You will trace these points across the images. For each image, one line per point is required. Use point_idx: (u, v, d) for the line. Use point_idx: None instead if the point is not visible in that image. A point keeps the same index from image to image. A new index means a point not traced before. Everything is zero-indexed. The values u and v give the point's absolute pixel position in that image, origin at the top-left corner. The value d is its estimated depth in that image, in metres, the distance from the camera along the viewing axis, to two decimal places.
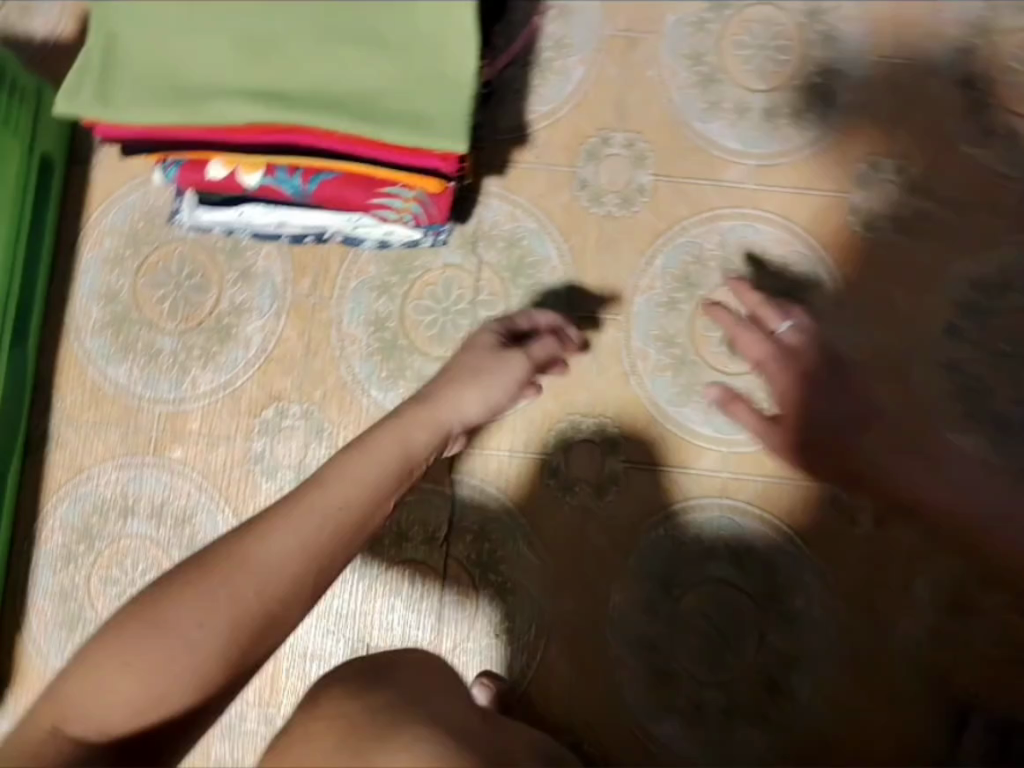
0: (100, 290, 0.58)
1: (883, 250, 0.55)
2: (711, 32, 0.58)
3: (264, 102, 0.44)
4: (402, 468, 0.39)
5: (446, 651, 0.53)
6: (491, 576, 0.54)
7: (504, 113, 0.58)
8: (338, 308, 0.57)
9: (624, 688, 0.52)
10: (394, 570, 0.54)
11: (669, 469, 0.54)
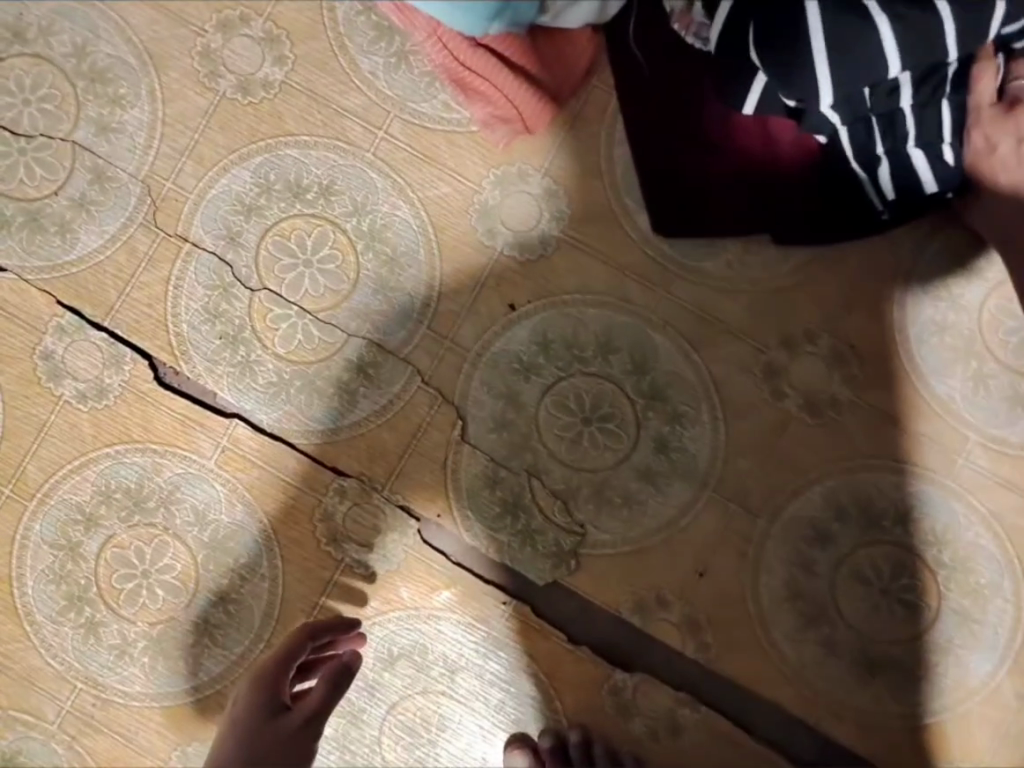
0: (212, 301, 0.74)
1: (605, 358, 0.74)
2: (517, 203, 0.74)
3: (220, 364, 0.74)
4: (443, 642, 0.73)
5: (438, 707, 0.73)
6: (397, 579, 0.73)
7: (218, 265, 0.74)
8: (215, 366, 0.74)
9: (701, 737, 0.72)
10: (462, 645, 0.73)
11: (448, 456, 0.74)
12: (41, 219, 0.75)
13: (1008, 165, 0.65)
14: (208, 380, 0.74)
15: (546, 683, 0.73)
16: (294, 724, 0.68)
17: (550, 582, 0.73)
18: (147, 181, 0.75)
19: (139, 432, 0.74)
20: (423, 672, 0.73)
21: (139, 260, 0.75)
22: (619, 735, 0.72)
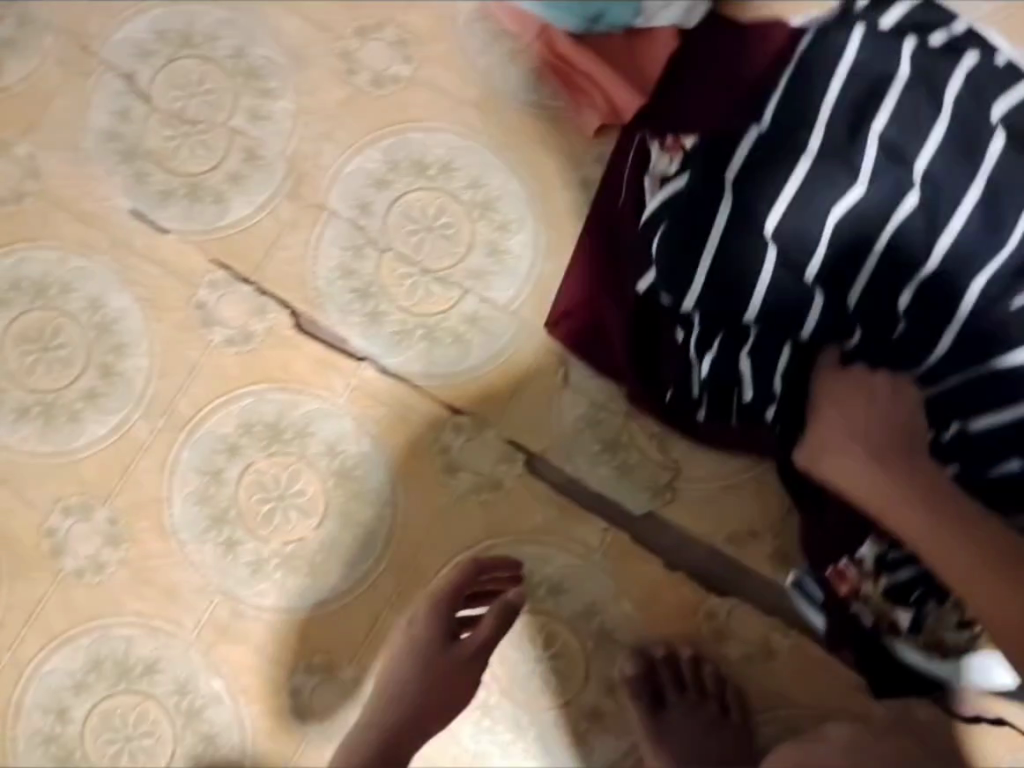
0: (346, 260, 0.85)
1: None
2: None
3: (352, 315, 0.85)
4: (550, 563, 0.81)
5: (547, 620, 0.80)
6: (505, 505, 0.82)
7: (353, 229, 0.86)
8: (348, 316, 0.85)
9: (789, 655, 0.79)
10: (566, 565, 0.80)
11: (554, 396, 0.83)
12: (201, 190, 0.87)
13: (844, 469, 0.71)
14: (342, 328, 0.85)
15: (643, 603, 0.80)
16: (469, 644, 0.78)
17: (647, 511, 0.80)
18: (291, 159, 0.87)
19: (279, 373, 0.84)
20: (537, 590, 0.80)
21: (283, 225, 0.86)
22: (715, 655, 0.79)
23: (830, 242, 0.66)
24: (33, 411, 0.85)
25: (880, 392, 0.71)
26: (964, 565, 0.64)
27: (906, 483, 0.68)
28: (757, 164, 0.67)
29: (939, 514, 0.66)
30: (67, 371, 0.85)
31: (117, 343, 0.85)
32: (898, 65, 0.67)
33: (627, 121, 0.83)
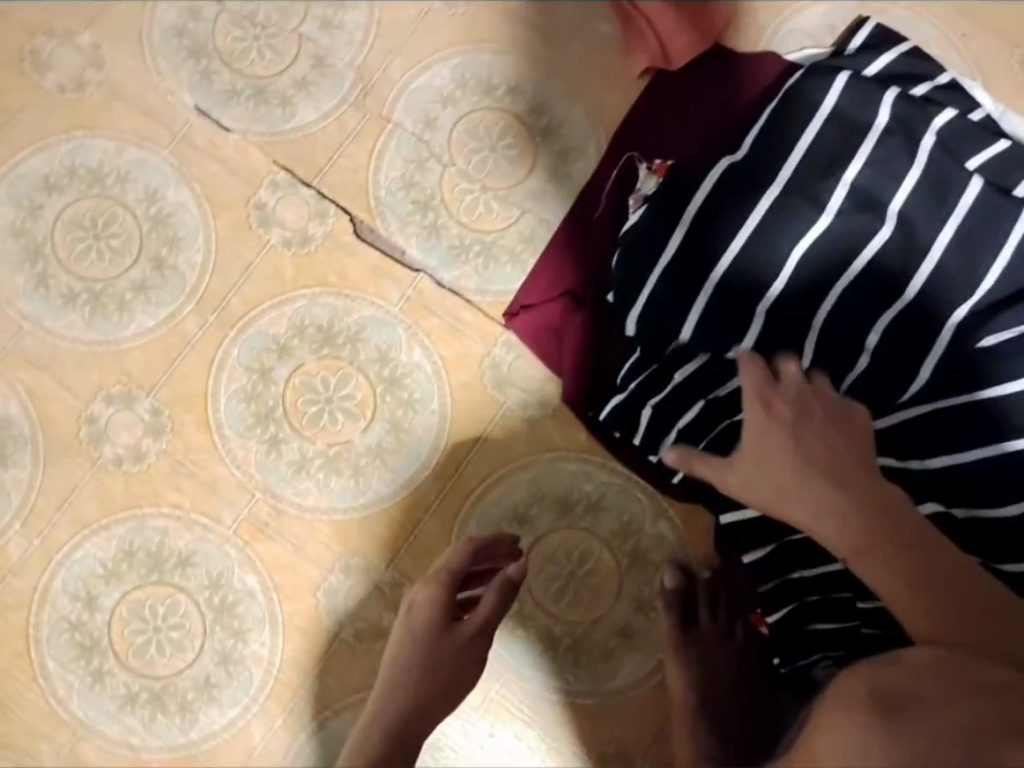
0: (408, 172, 0.86)
1: None
2: None
3: (412, 226, 0.86)
4: (591, 479, 0.83)
5: (586, 534, 0.82)
6: (551, 421, 0.83)
7: (417, 144, 0.87)
8: (407, 228, 0.86)
9: None
10: (608, 481, 0.83)
11: None
12: (267, 93, 0.87)
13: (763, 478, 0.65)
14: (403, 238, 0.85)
15: (679, 522, 0.83)
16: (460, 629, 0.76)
17: None
18: (359, 70, 0.88)
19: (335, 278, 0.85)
20: (578, 504, 0.83)
21: (348, 136, 0.87)
22: (730, 574, 0.81)
23: (794, 271, 0.74)
24: (80, 298, 0.84)
25: (811, 414, 0.65)
26: (903, 581, 0.60)
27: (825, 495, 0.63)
28: (716, 201, 0.76)
29: (870, 526, 0.61)
30: (120, 260, 0.85)
31: (171, 237, 0.85)
32: (875, 115, 0.76)
33: (679, 70, 0.87)
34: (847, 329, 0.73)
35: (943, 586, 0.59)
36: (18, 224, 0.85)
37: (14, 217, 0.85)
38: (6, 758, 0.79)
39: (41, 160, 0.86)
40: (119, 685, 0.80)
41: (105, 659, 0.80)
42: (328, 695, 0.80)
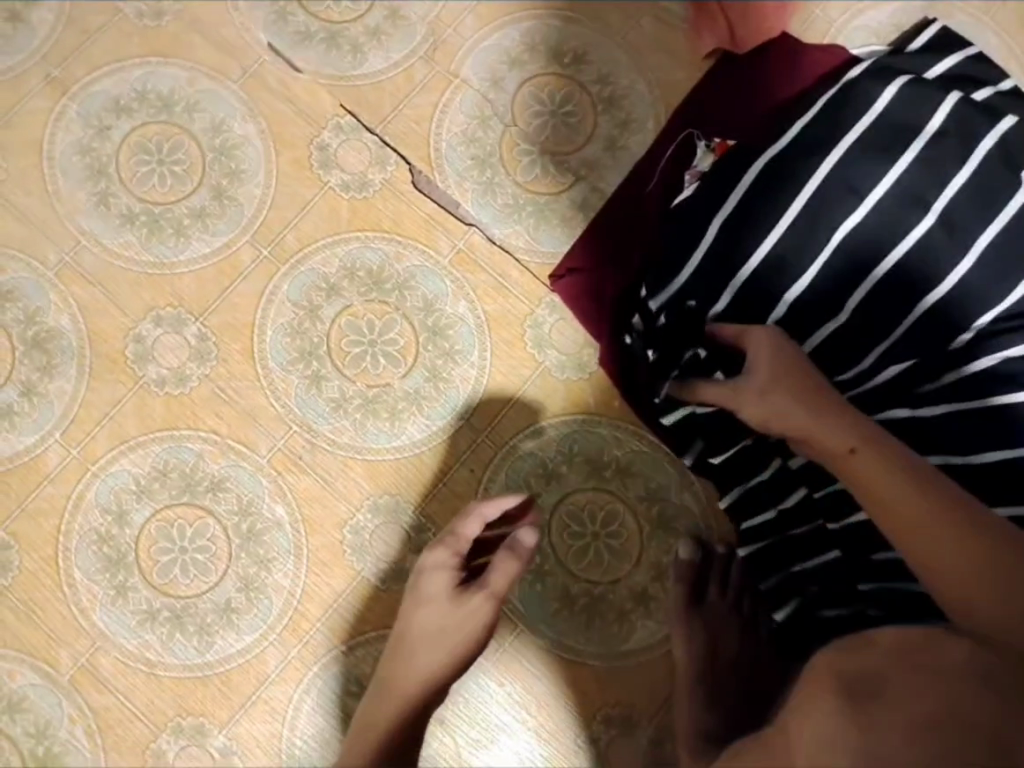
0: (470, 128, 0.88)
1: None
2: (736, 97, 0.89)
3: (469, 181, 0.87)
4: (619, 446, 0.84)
5: (610, 499, 0.83)
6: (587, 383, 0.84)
7: (482, 101, 0.88)
8: (463, 182, 0.87)
9: None
10: (635, 451, 0.84)
11: None
12: (340, 39, 0.89)
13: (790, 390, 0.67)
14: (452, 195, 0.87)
15: (700, 496, 0.84)
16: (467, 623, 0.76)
17: None
18: (431, 24, 0.89)
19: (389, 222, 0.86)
20: (603, 469, 0.84)
21: (414, 87, 0.88)
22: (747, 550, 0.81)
23: (835, 252, 0.74)
24: (138, 220, 0.85)
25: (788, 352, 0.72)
26: (899, 495, 0.63)
27: (821, 410, 0.66)
28: (754, 199, 0.75)
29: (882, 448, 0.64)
30: (181, 187, 0.86)
31: (233, 169, 0.86)
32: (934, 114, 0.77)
33: (743, 55, 0.88)
34: (875, 321, 0.74)
35: (937, 506, 0.62)
36: (85, 142, 0.86)
37: (83, 135, 0.87)
38: (23, 660, 0.80)
39: (114, 83, 0.87)
40: (141, 601, 0.81)
41: (129, 574, 0.81)
42: (345, 630, 0.81)
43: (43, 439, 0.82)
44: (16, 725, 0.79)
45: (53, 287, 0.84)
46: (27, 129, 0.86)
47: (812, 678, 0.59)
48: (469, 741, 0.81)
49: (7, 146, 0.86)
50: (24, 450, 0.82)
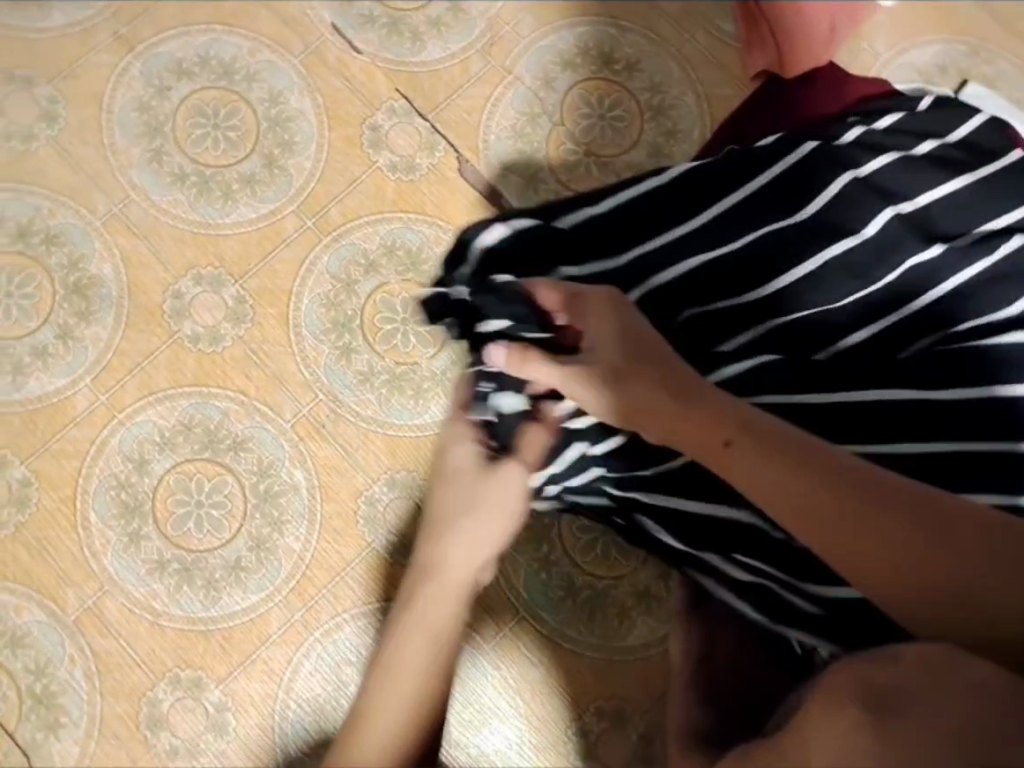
0: (519, 123, 0.90)
1: None
2: None
3: (514, 174, 0.89)
4: None
5: None
6: None
7: (533, 98, 0.91)
8: (508, 175, 0.89)
9: None
10: None
11: None
12: (401, 25, 0.91)
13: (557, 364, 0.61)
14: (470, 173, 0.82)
15: None
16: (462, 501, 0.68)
17: None
18: (492, 20, 0.92)
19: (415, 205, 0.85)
20: None
21: (468, 79, 0.91)
22: None
23: None
24: (188, 179, 0.88)
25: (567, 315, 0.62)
26: (775, 483, 0.52)
27: (676, 390, 0.57)
28: None
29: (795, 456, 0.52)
30: (232, 152, 0.88)
31: (285, 140, 0.89)
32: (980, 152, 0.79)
33: None
34: None
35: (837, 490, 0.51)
36: (145, 100, 0.89)
37: (143, 93, 0.89)
38: (31, 597, 0.81)
39: (178, 46, 0.90)
40: (153, 550, 0.82)
41: (144, 522, 0.83)
42: (350, 598, 0.82)
43: (73, 383, 0.84)
44: (17, 660, 0.80)
45: (98, 236, 0.86)
46: (90, 82, 0.89)
47: (833, 679, 0.49)
48: (460, 720, 0.82)
49: (70, 96, 0.88)
50: (54, 391, 0.84)
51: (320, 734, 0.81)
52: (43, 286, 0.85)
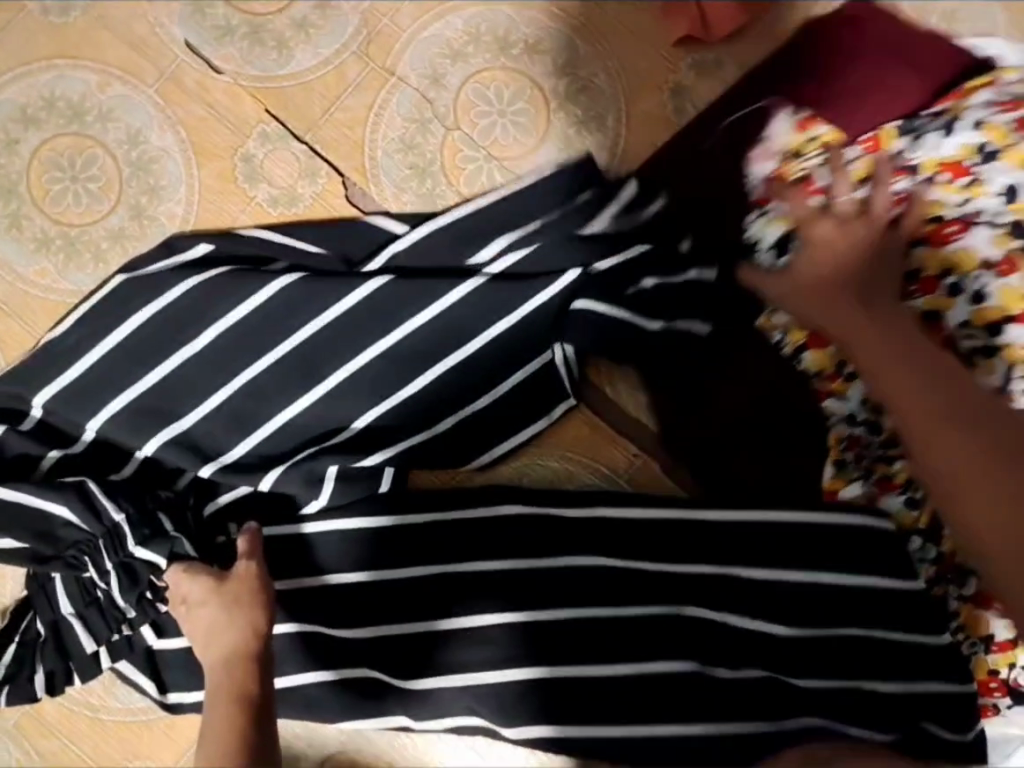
0: (407, 132, 0.80)
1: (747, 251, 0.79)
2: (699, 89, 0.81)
3: (409, 193, 0.79)
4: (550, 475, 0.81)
5: None
6: None
7: (421, 101, 0.80)
8: (402, 193, 0.79)
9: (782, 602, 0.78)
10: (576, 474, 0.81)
11: None
12: (262, 33, 0.80)
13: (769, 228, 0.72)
14: (160, 259, 0.75)
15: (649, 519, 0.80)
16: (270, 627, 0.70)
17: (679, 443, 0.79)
18: (365, 14, 0.80)
19: (190, 267, 0.74)
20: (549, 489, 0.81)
21: (345, 87, 0.80)
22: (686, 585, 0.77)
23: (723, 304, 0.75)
24: (54, 244, 0.79)
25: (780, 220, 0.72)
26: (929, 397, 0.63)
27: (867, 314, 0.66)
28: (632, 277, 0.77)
29: (942, 386, 0.63)
30: (96, 207, 0.79)
31: (152, 186, 0.80)
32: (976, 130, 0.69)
33: (713, 38, 0.80)
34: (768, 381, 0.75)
35: (923, 348, 0.64)
36: None
37: None
38: None
39: (19, 91, 0.80)
40: None
41: None
42: None
43: None
44: None
45: None
46: None
47: None
48: None
49: None
50: None
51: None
52: None
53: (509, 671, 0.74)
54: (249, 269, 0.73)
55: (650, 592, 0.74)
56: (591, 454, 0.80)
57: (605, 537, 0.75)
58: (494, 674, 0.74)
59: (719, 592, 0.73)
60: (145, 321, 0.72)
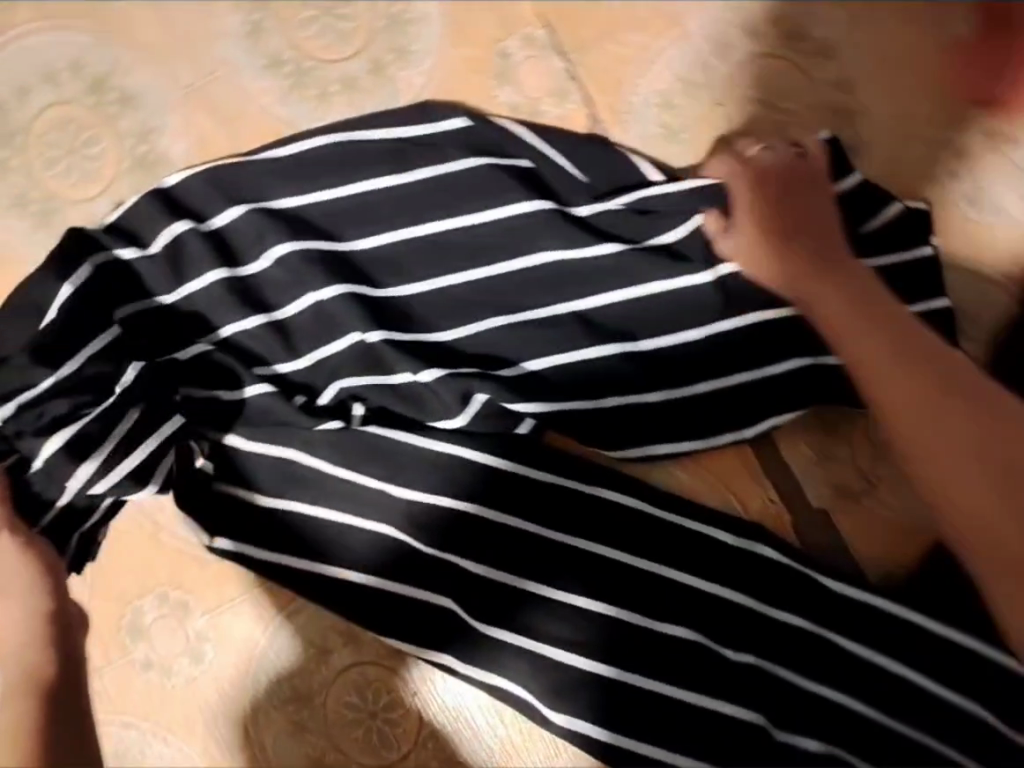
0: (671, 90, 0.75)
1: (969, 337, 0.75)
2: (983, 155, 0.75)
3: (649, 151, 0.75)
4: (681, 483, 0.78)
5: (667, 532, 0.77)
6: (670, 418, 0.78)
7: (698, 64, 0.75)
8: (643, 147, 0.75)
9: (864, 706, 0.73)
10: (708, 493, 0.78)
11: None
12: None
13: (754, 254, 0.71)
14: (389, 121, 0.72)
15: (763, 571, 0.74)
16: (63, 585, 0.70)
17: (823, 507, 0.77)
18: None
19: (418, 150, 0.72)
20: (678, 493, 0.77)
21: (628, 24, 0.75)
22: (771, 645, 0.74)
23: None
24: (284, 66, 0.76)
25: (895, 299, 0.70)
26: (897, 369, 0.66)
27: (817, 268, 0.69)
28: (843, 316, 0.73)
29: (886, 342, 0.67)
30: (339, 46, 0.76)
31: (401, 47, 0.76)
32: None
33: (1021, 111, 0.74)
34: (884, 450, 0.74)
35: (880, 340, 0.67)
36: None
37: None
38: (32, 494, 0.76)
39: None
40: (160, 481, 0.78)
41: None
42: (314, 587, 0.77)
43: None
44: None
45: (176, 111, 0.77)
46: None
47: None
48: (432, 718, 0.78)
49: None
50: None
51: (297, 731, 0.78)
52: (107, 152, 0.77)
53: (567, 653, 0.74)
54: (465, 181, 0.72)
55: (730, 632, 0.74)
56: (725, 479, 0.77)
57: (708, 562, 0.74)
58: (558, 651, 0.74)
59: (808, 650, 0.74)
60: (345, 194, 0.72)
